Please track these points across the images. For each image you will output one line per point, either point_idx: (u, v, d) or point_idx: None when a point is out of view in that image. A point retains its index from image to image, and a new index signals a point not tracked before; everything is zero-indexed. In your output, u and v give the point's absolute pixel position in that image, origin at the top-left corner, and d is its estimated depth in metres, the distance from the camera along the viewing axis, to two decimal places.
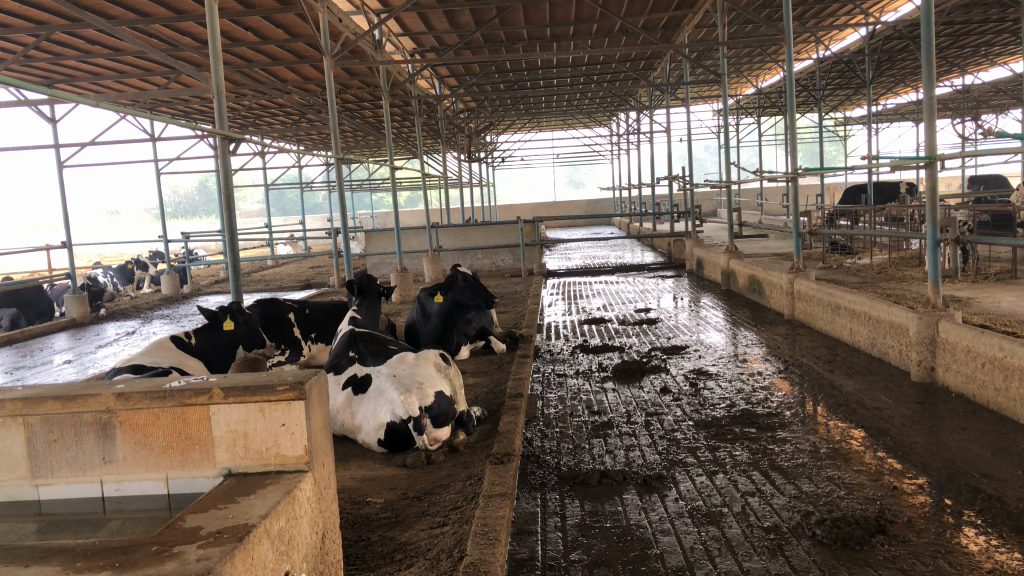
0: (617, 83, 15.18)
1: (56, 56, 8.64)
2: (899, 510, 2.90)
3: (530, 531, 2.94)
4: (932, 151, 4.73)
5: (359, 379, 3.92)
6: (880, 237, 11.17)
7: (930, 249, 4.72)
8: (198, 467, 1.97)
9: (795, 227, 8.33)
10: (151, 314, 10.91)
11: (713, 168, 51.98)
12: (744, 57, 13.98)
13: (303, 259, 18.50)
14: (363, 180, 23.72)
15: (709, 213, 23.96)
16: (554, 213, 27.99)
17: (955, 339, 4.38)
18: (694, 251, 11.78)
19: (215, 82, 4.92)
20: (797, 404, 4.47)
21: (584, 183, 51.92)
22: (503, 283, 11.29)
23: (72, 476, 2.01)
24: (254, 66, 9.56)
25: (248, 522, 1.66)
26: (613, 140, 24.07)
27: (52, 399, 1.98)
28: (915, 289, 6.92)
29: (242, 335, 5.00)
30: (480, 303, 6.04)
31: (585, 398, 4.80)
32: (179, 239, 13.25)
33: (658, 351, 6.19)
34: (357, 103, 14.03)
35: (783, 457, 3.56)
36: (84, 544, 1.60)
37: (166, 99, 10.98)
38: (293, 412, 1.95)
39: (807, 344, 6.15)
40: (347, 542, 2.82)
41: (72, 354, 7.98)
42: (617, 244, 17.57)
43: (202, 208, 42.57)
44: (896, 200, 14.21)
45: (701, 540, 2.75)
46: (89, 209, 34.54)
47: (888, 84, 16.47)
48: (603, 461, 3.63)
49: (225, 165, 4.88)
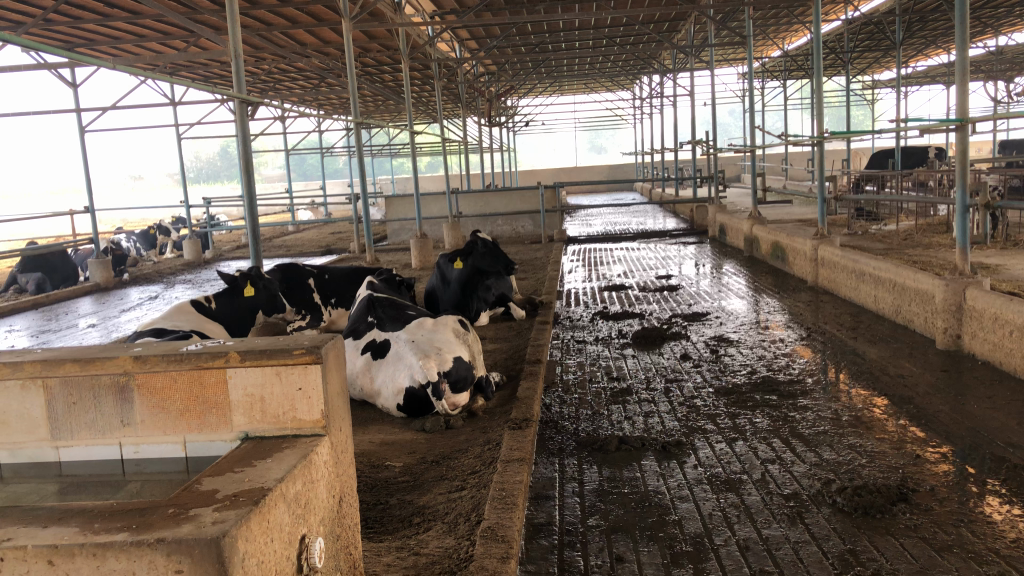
0: (640, 45, 14.97)
1: (75, 19, 8.62)
2: (922, 478, 2.86)
3: (548, 496, 2.93)
4: (963, 113, 4.60)
5: (378, 345, 3.93)
6: (906, 203, 11.00)
7: (959, 215, 4.61)
8: (215, 431, 1.97)
9: (820, 193, 8.19)
10: (174, 279, 11.01)
11: (737, 133, 51.31)
12: (770, 19, 13.72)
13: (324, 224, 18.57)
14: (383, 145, 23.65)
15: (732, 178, 23.73)
16: (575, 178, 27.81)
17: (983, 307, 4.31)
18: (717, 217, 11.66)
19: (233, 46, 4.88)
20: (819, 371, 4.43)
21: (606, 148, 51.49)
22: (523, 250, 11.27)
23: (92, 438, 2.02)
24: (273, 30, 9.50)
25: (264, 485, 1.66)
26: (634, 105, 23.79)
27: (71, 361, 1.98)
28: (941, 255, 6.81)
29: (262, 301, 5.03)
30: (500, 270, 6.10)
31: (604, 364, 4.80)
32: (200, 204, 13.30)
33: (678, 317, 6.14)
34: (378, 67, 13.94)
35: (804, 425, 3.52)
36: (102, 506, 1.60)
37: (186, 63, 10.97)
38: (309, 375, 1.94)
39: (830, 310, 6.09)
40: (366, 505, 2.83)
41: (97, 318, 8.08)
42: (638, 210, 17.47)
43: (224, 174, 42.76)
44: (924, 165, 13.96)
45: (719, 506, 2.74)
46: (112, 174, 34.80)
47: (918, 46, 16.10)
48: (622, 427, 3.62)
49: (244, 130, 4.85)
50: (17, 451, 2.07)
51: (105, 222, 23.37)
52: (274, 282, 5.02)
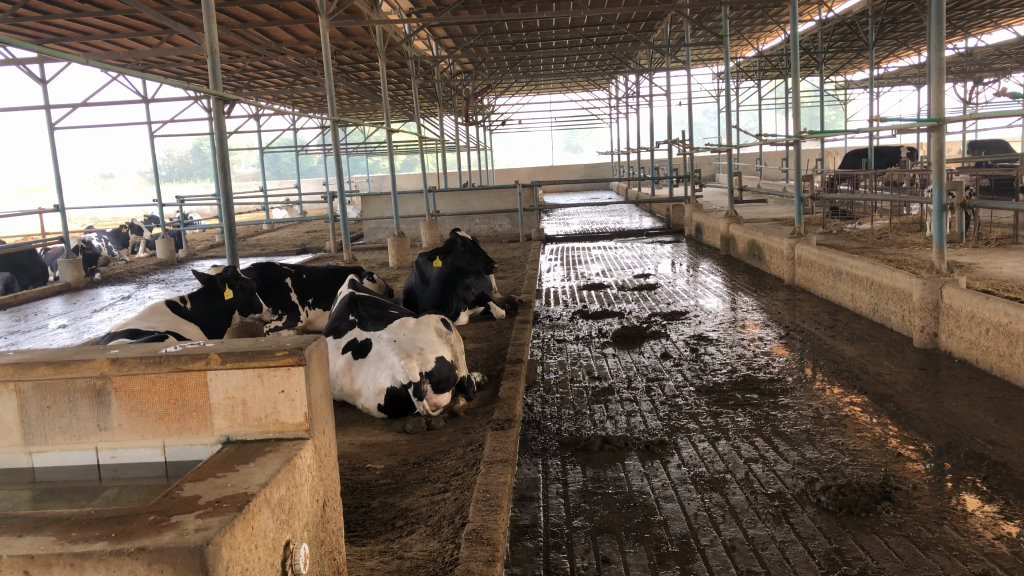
0: (617, 44, 15.00)
1: (45, 14, 8.46)
2: (904, 476, 2.88)
3: (532, 497, 2.91)
4: (939, 113, 4.63)
5: (359, 344, 3.87)
6: (880, 203, 11.11)
7: (936, 214, 4.65)
8: (196, 435, 1.92)
9: (796, 192, 8.23)
10: (146, 278, 10.85)
11: (712, 133, 51.61)
12: (746, 19, 13.79)
13: (299, 223, 18.42)
14: (358, 144, 23.52)
15: (708, 178, 23.86)
16: (552, 177, 27.83)
17: (959, 305, 4.35)
18: (694, 216, 11.70)
19: (209, 42, 4.79)
20: (798, 369, 4.45)
21: (582, 148, 51.60)
22: (501, 249, 11.25)
23: (66, 443, 1.96)
24: (248, 27, 9.39)
25: (248, 490, 1.62)
26: (610, 104, 23.85)
27: (45, 364, 1.92)
28: (916, 254, 6.88)
29: (238, 301, 4.98)
30: (480, 268, 6.08)
31: (585, 364, 4.78)
32: (173, 203, 13.11)
33: (658, 316, 6.14)
34: (354, 65, 13.85)
35: (785, 424, 3.52)
36: (79, 514, 1.55)
37: (159, 59, 10.82)
38: (293, 377, 1.90)
39: (808, 309, 6.13)
40: (348, 508, 2.79)
41: (67, 318, 7.95)
42: (614, 208, 17.51)
43: (196, 172, 42.30)
44: (896, 164, 14.12)
45: (705, 506, 2.73)
46: (83, 172, 34.32)
47: (891, 46, 16.26)
48: (605, 427, 3.60)
49: (220, 127, 4.77)
50: None
51: (74, 221, 23.03)
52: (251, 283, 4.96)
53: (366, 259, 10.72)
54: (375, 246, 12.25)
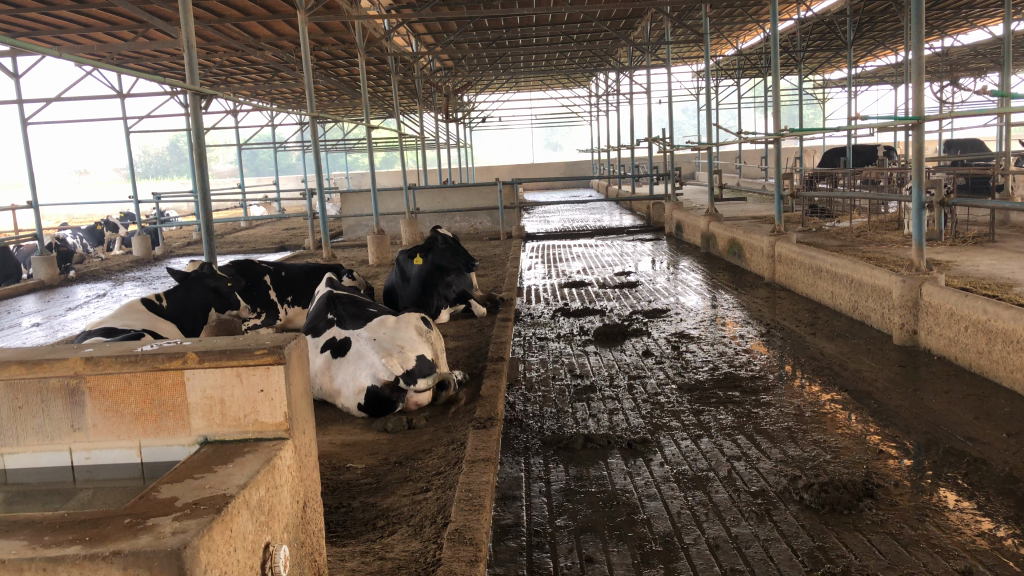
0: (597, 42, 15.00)
1: (19, 8, 8.33)
2: (885, 473, 2.88)
3: (515, 496, 2.89)
4: (918, 112, 4.65)
5: (338, 342, 3.84)
6: (858, 201, 11.19)
7: (916, 213, 4.67)
8: (173, 435, 1.88)
9: (776, 190, 8.25)
10: (123, 276, 10.70)
11: (691, 131, 51.85)
12: (725, 18, 13.85)
13: (278, 220, 18.27)
14: (337, 141, 23.38)
15: (687, 176, 23.95)
16: (532, 174, 27.82)
17: (938, 302, 4.38)
18: (674, 214, 11.73)
19: (185, 36, 4.72)
20: (779, 367, 4.46)
21: (562, 146, 51.66)
22: (482, 246, 11.23)
23: (39, 444, 1.91)
24: (225, 22, 9.30)
25: (226, 492, 1.58)
26: (590, 102, 23.88)
27: (17, 363, 1.88)
28: (894, 252, 6.93)
29: (214, 297, 4.90)
30: (460, 266, 6.11)
31: (566, 362, 4.77)
32: (150, 200, 12.95)
33: (639, 314, 6.15)
34: (333, 61, 13.76)
35: (767, 421, 3.52)
36: (51, 517, 1.51)
37: (135, 53, 10.67)
38: (272, 376, 1.86)
39: (788, 306, 6.15)
40: (328, 509, 2.76)
41: (41, 317, 7.81)
42: (595, 207, 17.54)
43: (173, 169, 41.83)
44: (874, 163, 14.22)
45: (688, 505, 2.72)
46: (58, 169, 33.87)
47: (869, 46, 16.39)
48: (587, 425, 3.59)
49: (197, 123, 4.70)
50: None
51: (49, 218, 22.72)
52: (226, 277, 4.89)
53: (346, 257, 10.64)
54: (355, 244, 12.17)
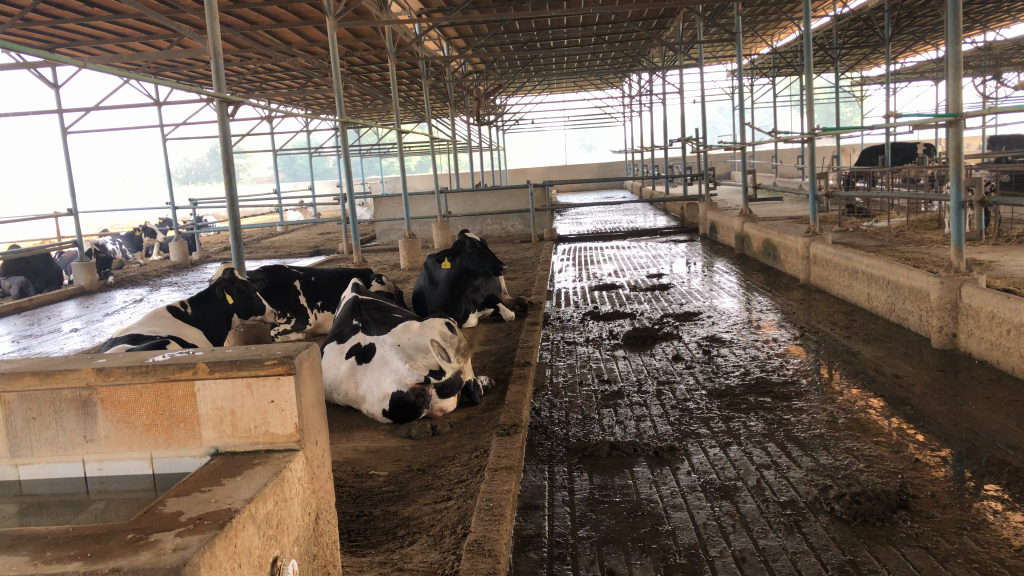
0: (629, 43, 14.91)
1: (55, 19, 8.48)
2: (922, 484, 2.78)
3: (537, 506, 2.84)
4: (955, 108, 4.50)
5: (363, 348, 3.83)
6: (898, 200, 10.95)
7: (953, 212, 4.53)
8: (183, 446, 1.87)
9: (811, 189, 8.07)
10: (160, 281, 10.85)
11: (727, 130, 51.35)
12: (759, 16, 13.67)
13: (313, 224, 18.42)
14: (371, 146, 23.53)
15: (723, 175, 23.69)
16: (565, 176, 27.76)
17: (978, 305, 4.24)
18: (708, 215, 11.58)
19: (212, 44, 4.73)
20: (813, 371, 4.35)
21: (596, 147, 51.51)
22: (513, 249, 11.20)
23: (53, 455, 1.91)
24: (257, 29, 9.38)
25: (231, 506, 1.56)
26: (624, 103, 23.75)
27: (30, 373, 1.87)
28: (933, 252, 6.75)
29: (236, 304, 4.88)
30: (488, 270, 6.03)
31: (594, 367, 4.70)
32: (186, 206, 13.12)
33: (670, 317, 6.06)
34: (365, 66, 13.85)
35: (800, 428, 3.43)
36: (56, 532, 1.50)
37: (169, 62, 10.81)
38: (282, 388, 1.84)
39: (823, 308, 6.02)
40: (349, 517, 2.74)
41: (81, 322, 7.94)
42: (628, 208, 17.42)
43: (213, 175, 42.42)
44: (914, 161, 13.92)
45: (714, 515, 2.65)
46: (100, 178, 34.56)
47: (908, 41, 16.07)
48: (613, 432, 3.53)
49: (225, 131, 4.71)
50: None
51: (90, 225, 23.18)
52: (247, 286, 4.84)
53: (377, 261, 10.67)
54: (387, 248, 12.21)
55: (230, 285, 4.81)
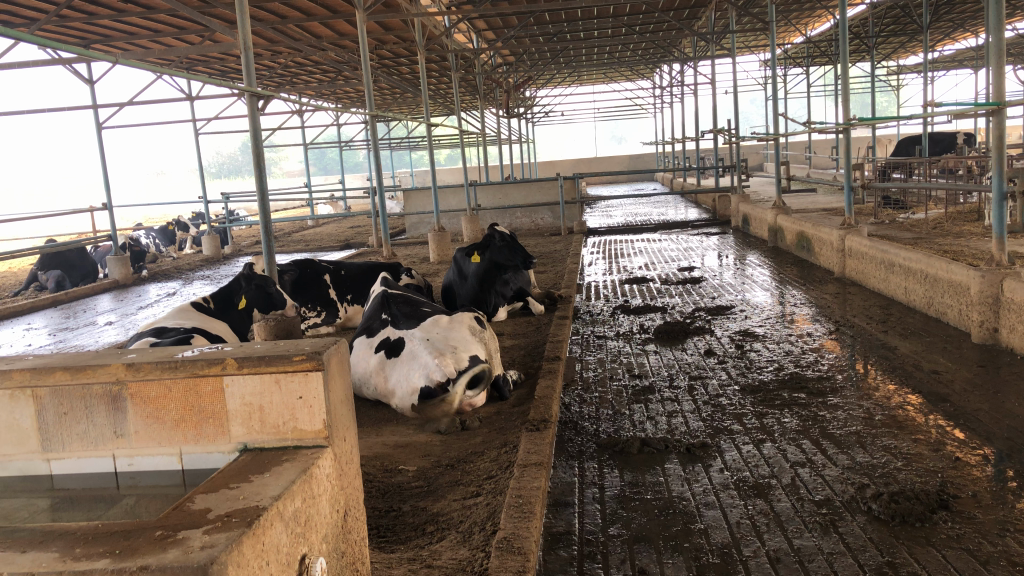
0: (660, 33, 14.79)
1: (90, 15, 8.56)
2: (962, 484, 2.71)
3: (567, 502, 2.81)
4: (999, 96, 4.36)
5: (392, 343, 3.82)
6: (935, 191, 10.75)
7: (996, 203, 4.41)
8: (213, 442, 1.87)
9: (848, 181, 7.92)
10: (192, 275, 10.96)
11: (759, 120, 50.89)
12: (793, 5, 13.49)
13: (343, 217, 18.54)
14: (401, 139, 23.61)
15: (755, 167, 23.47)
16: (595, 168, 27.68)
17: (1021, 299, 4.13)
18: (740, 206, 11.45)
19: (242, 38, 4.73)
20: (849, 367, 4.27)
21: (626, 140, 51.31)
22: (542, 242, 11.15)
23: (84, 450, 1.92)
24: (288, 23, 9.41)
25: (259, 503, 1.55)
26: (654, 94, 23.60)
27: (61, 369, 1.88)
28: (973, 245, 6.61)
29: (254, 299, 4.86)
30: (518, 263, 6.00)
31: (625, 361, 4.65)
32: (219, 200, 13.24)
33: (702, 311, 5.98)
34: (395, 59, 13.86)
35: (835, 425, 3.36)
36: (86, 528, 1.50)
37: (201, 56, 10.89)
38: (310, 383, 1.83)
39: (859, 302, 5.92)
40: (378, 512, 2.73)
41: (115, 315, 8.04)
42: (658, 201, 17.32)
43: (245, 168, 42.88)
44: (952, 151, 13.65)
45: (748, 514, 2.60)
46: (136, 172, 35.11)
47: (946, 29, 15.79)
48: (644, 428, 3.49)
49: (255, 125, 4.72)
50: (8, 463, 1.98)
51: (125, 219, 23.54)
52: (263, 280, 4.81)
53: (407, 254, 10.70)
54: (417, 241, 12.23)
55: (246, 279, 4.82)
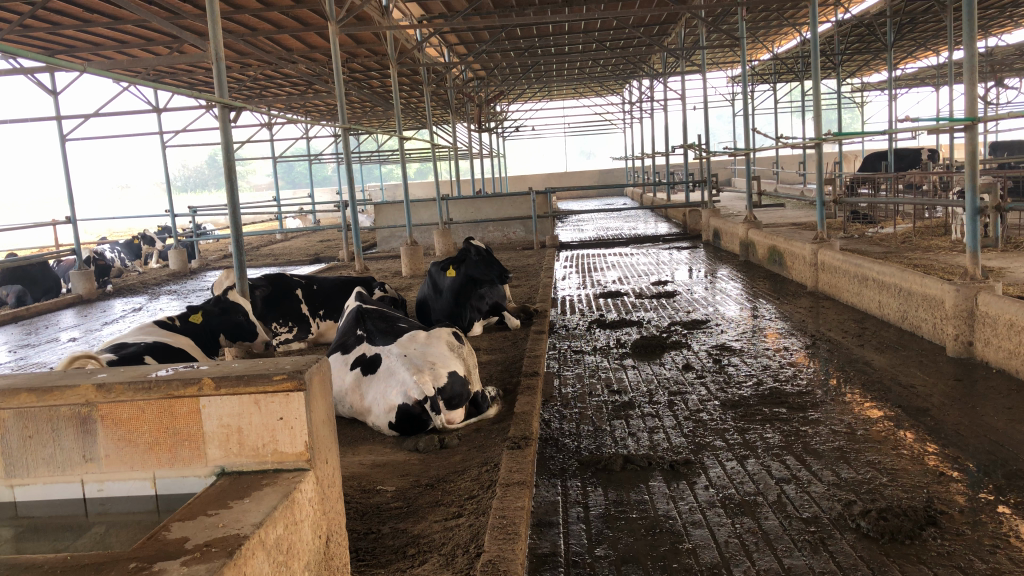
0: (631, 49, 14.90)
1: (54, 25, 8.39)
2: (948, 499, 2.69)
3: (551, 523, 2.75)
4: (972, 112, 4.41)
5: (368, 359, 3.73)
6: (902, 206, 10.90)
7: (969, 218, 4.44)
8: (188, 466, 1.78)
9: (819, 195, 7.97)
10: (159, 290, 10.74)
11: (726, 136, 51.52)
12: (761, 22, 13.72)
13: (312, 231, 18.39)
14: (370, 153, 23.51)
15: (724, 182, 23.69)
16: (566, 183, 27.79)
17: (995, 313, 4.15)
18: (711, 221, 11.52)
19: (213, 49, 4.64)
20: (826, 381, 4.27)
21: (596, 154, 51.61)
22: (515, 256, 11.11)
23: (50, 475, 1.82)
24: (258, 35, 9.31)
25: (240, 532, 1.47)
26: (624, 109, 23.77)
27: (26, 391, 1.78)
28: (943, 259, 6.67)
29: (222, 324, 4.71)
30: (493, 278, 5.95)
31: (603, 377, 4.61)
32: (186, 214, 13.02)
33: (678, 325, 5.97)
34: (366, 72, 13.79)
35: (817, 440, 3.34)
36: (54, 560, 1.41)
37: (169, 68, 10.73)
38: (292, 404, 1.75)
39: (833, 316, 5.95)
40: (357, 535, 2.64)
41: (79, 331, 7.83)
42: (629, 215, 17.40)
43: (212, 182, 42.40)
44: (917, 167, 13.87)
45: (736, 533, 2.56)
46: (100, 185, 34.54)
47: (908, 47, 16.07)
48: (626, 445, 3.44)
49: (227, 137, 4.62)
50: None
51: (89, 232, 23.15)
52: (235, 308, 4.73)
53: (379, 268, 10.61)
54: (388, 256, 12.13)
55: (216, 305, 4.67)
